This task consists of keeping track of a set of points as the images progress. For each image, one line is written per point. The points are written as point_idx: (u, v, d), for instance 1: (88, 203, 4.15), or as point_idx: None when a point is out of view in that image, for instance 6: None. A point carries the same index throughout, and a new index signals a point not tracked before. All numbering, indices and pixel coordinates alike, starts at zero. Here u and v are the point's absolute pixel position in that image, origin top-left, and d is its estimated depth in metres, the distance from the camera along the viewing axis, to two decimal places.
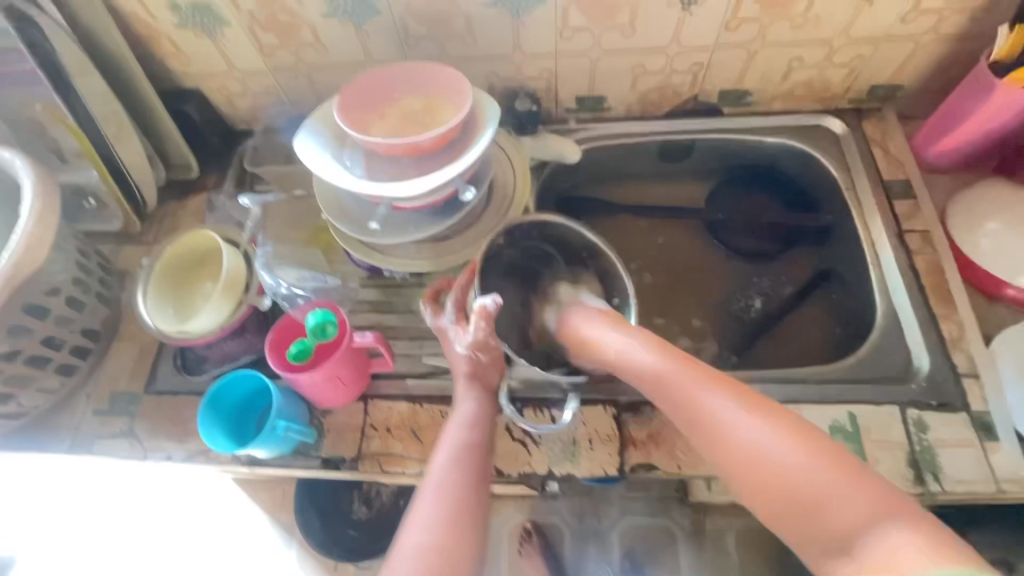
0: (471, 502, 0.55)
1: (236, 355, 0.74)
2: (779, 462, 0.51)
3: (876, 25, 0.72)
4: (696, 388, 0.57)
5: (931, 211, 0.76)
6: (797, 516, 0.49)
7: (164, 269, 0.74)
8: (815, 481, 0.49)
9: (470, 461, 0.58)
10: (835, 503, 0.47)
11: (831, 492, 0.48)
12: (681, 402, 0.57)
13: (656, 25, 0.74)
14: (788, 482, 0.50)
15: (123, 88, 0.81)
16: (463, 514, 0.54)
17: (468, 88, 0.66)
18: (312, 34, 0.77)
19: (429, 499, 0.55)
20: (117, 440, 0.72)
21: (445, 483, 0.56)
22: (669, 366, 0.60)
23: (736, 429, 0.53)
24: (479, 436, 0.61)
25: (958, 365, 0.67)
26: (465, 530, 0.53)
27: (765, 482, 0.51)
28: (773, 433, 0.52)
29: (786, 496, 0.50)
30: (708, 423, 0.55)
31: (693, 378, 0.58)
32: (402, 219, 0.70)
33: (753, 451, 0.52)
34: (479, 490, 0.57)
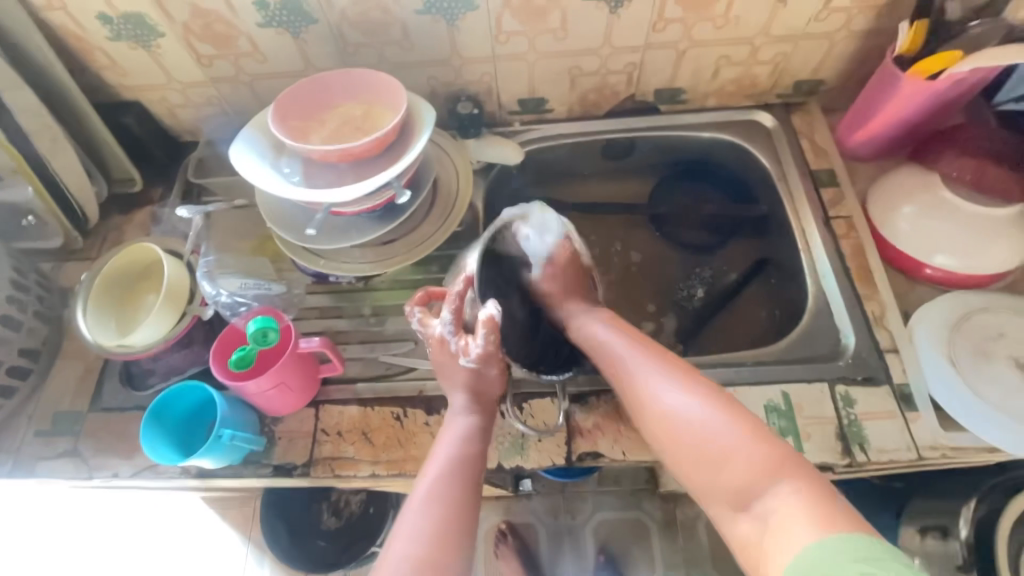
0: (455, 507, 0.57)
1: (183, 367, 0.73)
2: (696, 433, 0.58)
3: (793, 24, 0.77)
4: (644, 371, 0.63)
5: (854, 198, 0.80)
6: (702, 470, 0.57)
7: (106, 283, 0.73)
8: (730, 449, 0.56)
9: (457, 479, 0.59)
10: (739, 465, 0.55)
11: (746, 462, 0.55)
12: (621, 376, 0.65)
13: (587, 28, 0.77)
14: (709, 454, 0.56)
15: (57, 103, 0.79)
16: (452, 520, 0.56)
17: (404, 94, 0.67)
18: (249, 44, 0.77)
19: (415, 504, 0.57)
20: (62, 460, 0.71)
21: (431, 499, 0.57)
22: (630, 350, 0.66)
23: (666, 404, 0.60)
24: (471, 441, 0.63)
25: (881, 341, 0.71)
26: (448, 536, 0.55)
27: (677, 442, 0.58)
28: (699, 406, 0.59)
29: (705, 465, 0.57)
30: (647, 399, 0.61)
31: (642, 361, 0.64)
32: (344, 223, 0.71)
33: (672, 419, 0.59)
34: (469, 497, 0.58)
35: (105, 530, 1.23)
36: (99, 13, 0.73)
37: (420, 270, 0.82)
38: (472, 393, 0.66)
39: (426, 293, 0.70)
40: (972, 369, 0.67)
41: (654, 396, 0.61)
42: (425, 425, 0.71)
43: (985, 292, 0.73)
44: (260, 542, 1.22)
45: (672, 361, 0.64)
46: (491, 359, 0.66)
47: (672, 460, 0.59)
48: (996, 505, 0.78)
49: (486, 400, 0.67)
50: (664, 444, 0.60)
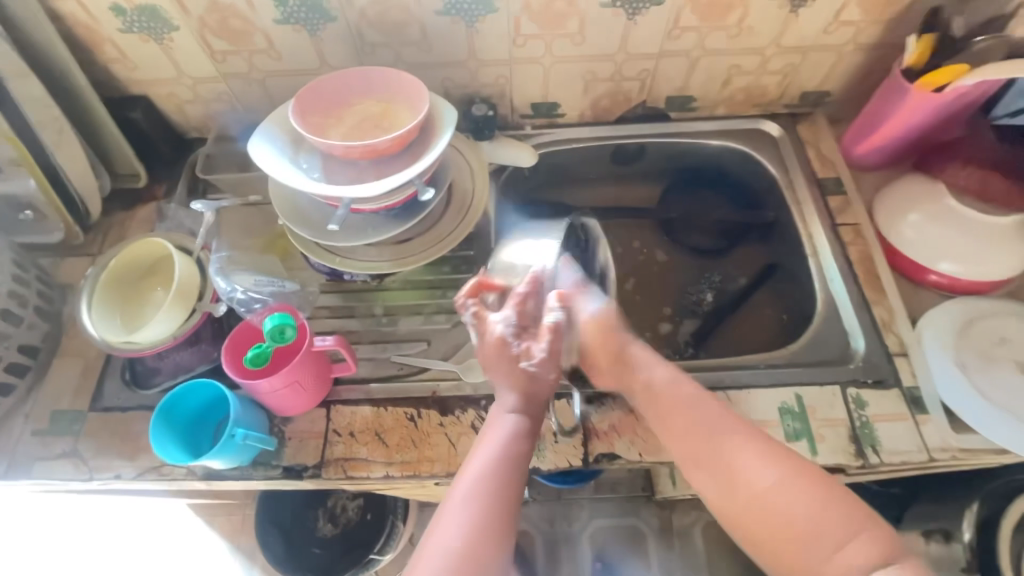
0: (498, 508, 0.55)
1: (190, 366, 0.71)
2: (783, 515, 0.53)
3: (803, 35, 0.79)
4: (720, 430, 0.59)
5: (860, 206, 0.82)
6: (782, 548, 0.53)
7: (112, 278, 0.71)
8: (813, 528, 0.52)
9: (500, 474, 0.57)
10: (836, 543, 0.51)
11: (830, 546, 0.51)
12: (686, 432, 0.60)
13: (603, 34, 0.78)
14: (793, 536, 0.52)
15: (63, 94, 0.78)
16: (495, 522, 0.54)
17: (426, 93, 0.67)
18: (264, 40, 0.77)
19: (457, 502, 0.55)
20: (60, 461, 0.69)
21: (472, 496, 0.55)
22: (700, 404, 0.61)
23: (747, 481, 0.55)
24: (516, 438, 0.60)
25: (890, 345, 0.72)
26: (488, 538, 0.53)
27: (764, 518, 0.54)
28: (776, 473, 0.55)
29: (789, 549, 0.52)
30: (729, 466, 0.56)
31: (717, 421, 0.59)
32: (361, 222, 0.70)
33: (768, 498, 0.54)
34: (512, 497, 0.56)
35: (86, 540, 1.19)
36: (114, 5, 0.71)
37: (433, 271, 0.81)
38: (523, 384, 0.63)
39: (477, 284, 0.68)
40: (979, 373, 0.69)
41: (734, 467, 0.56)
42: (440, 425, 0.70)
43: (989, 298, 0.75)
44: (250, 551, 1.19)
45: (743, 426, 0.59)
46: (552, 364, 0.63)
47: (750, 535, 0.55)
48: (997, 509, 0.80)
49: (536, 401, 0.63)
50: (742, 524, 0.55)
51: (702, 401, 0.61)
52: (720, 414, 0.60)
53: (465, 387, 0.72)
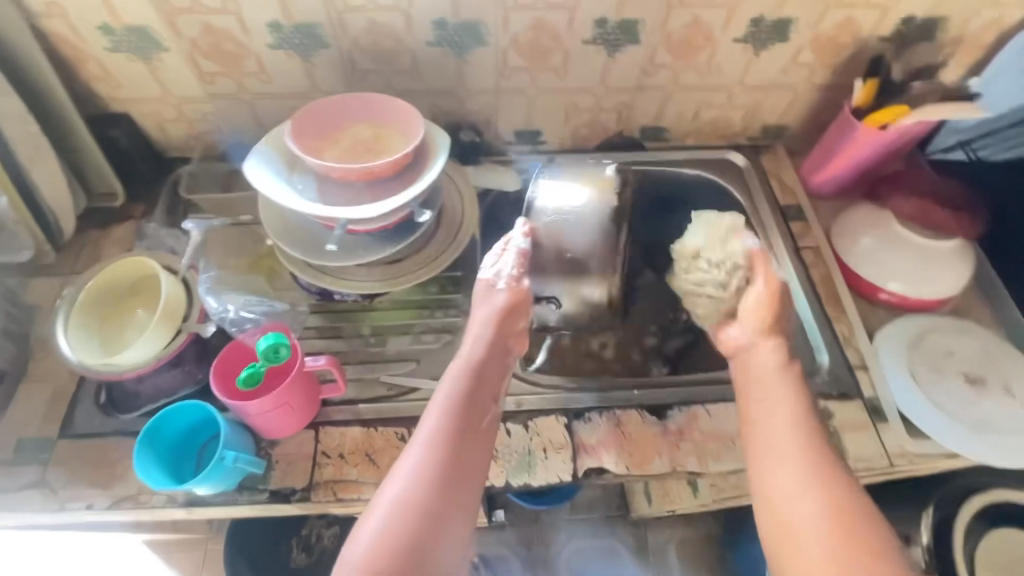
0: (451, 453, 0.58)
1: (171, 389, 0.69)
2: (819, 545, 0.54)
3: (765, 75, 0.86)
4: (798, 456, 0.59)
5: (819, 231, 0.90)
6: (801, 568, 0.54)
7: (90, 298, 0.69)
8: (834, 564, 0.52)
9: (459, 420, 0.60)
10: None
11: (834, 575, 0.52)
12: (764, 447, 0.61)
13: (585, 68, 0.83)
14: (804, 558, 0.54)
15: (42, 110, 0.76)
16: (446, 471, 0.57)
17: (420, 121, 0.69)
18: (255, 63, 0.78)
19: (415, 453, 0.58)
20: (25, 492, 0.65)
21: (433, 440, 0.59)
22: (796, 424, 0.61)
23: (790, 506, 0.56)
24: (474, 386, 0.63)
25: (851, 359, 0.78)
26: (432, 484, 0.56)
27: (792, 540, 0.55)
28: (826, 508, 0.55)
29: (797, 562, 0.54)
30: (787, 488, 0.57)
31: (798, 444, 0.59)
32: (353, 241, 0.71)
33: (805, 525, 0.55)
34: (467, 446, 0.59)
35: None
36: (103, 24, 0.71)
37: (420, 291, 0.83)
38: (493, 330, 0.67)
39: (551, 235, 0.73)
40: (931, 384, 0.75)
41: (789, 488, 0.57)
42: None
43: (936, 315, 0.82)
44: None
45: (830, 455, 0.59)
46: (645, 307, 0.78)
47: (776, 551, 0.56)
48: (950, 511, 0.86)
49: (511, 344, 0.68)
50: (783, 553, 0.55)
51: (812, 426, 0.61)
52: (810, 431, 0.61)
53: None
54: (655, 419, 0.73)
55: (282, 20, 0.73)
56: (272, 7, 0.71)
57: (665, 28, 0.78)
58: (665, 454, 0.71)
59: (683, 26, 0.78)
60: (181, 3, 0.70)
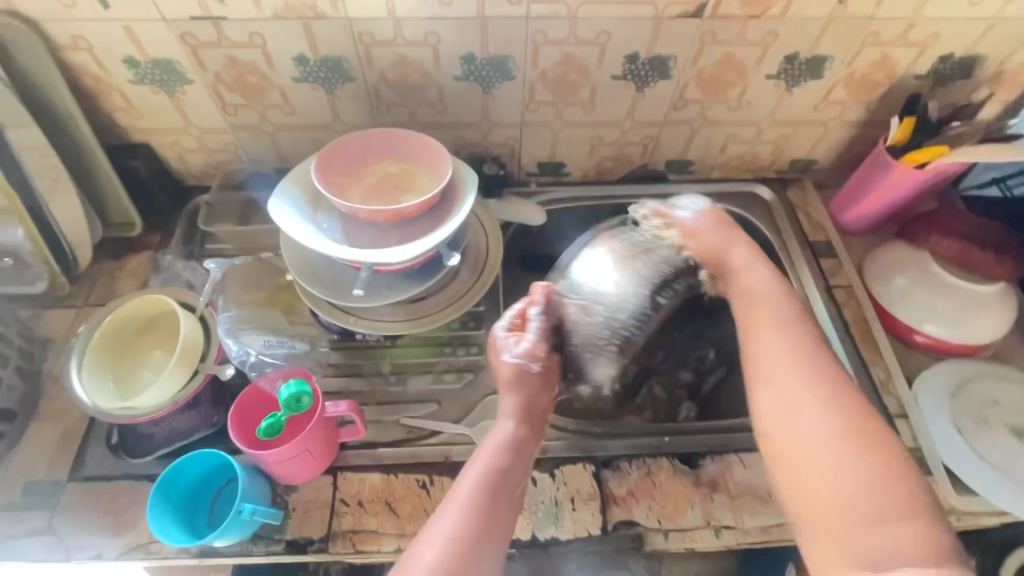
0: (489, 520, 0.52)
1: (188, 431, 0.67)
2: (821, 475, 0.49)
3: (796, 110, 0.84)
4: (798, 381, 0.54)
5: (851, 269, 0.87)
6: (832, 514, 0.48)
7: (105, 336, 0.67)
8: (848, 485, 0.48)
9: (495, 483, 0.55)
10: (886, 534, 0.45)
11: (866, 521, 0.46)
12: (771, 366, 0.56)
13: (613, 102, 0.81)
14: (829, 497, 0.48)
15: (62, 141, 0.75)
16: (480, 533, 0.52)
17: (448, 159, 0.67)
18: (279, 95, 0.76)
19: (447, 515, 0.52)
20: (32, 539, 0.62)
21: (473, 500, 0.53)
22: (789, 352, 0.56)
23: (804, 421, 0.52)
24: (513, 460, 0.58)
25: (890, 407, 0.75)
26: (469, 549, 0.50)
27: (813, 493, 0.49)
28: (825, 431, 0.51)
29: (836, 517, 0.47)
30: (803, 419, 0.52)
31: (792, 364, 0.55)
32: (377, 280, 0.69)
33: (790, 436, 0.52)
34: (500, 515, 0.54)
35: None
36: (128, 57, 0.70)
37: (441, 327, 0.80)
38: (530, 394, 0.62)
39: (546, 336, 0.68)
40: (976, 435, 0.72)
41: (797, 427, 0.52)
42: None
43: (975, 360, 0.79)
44: None
45: (827, 364, 0.55)
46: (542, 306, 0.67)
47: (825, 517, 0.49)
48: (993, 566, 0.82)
49: (534, 412, 0.62)
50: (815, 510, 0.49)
51: (812, 351, 0.56)
52: (822, 370, 0.54)
53: None
54: (686, 468, 0.70)
55: (308, 54, 0.72)
56: (298, 42, 0.70)
57: (697, 64, 0.76)
58: (697, 506, 0.67)
59: (715, 62, 0.76)
60: (207, 37, 0.69)
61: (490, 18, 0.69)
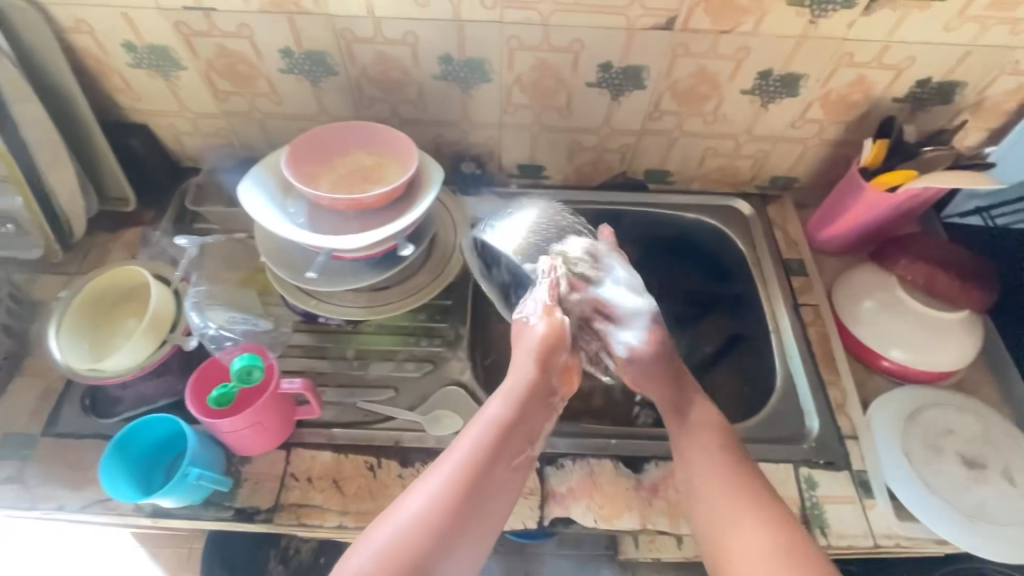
0: (470, 492, 0.57)
1: (152, 397, 0.71)
2: (711, 499, 0.60)
3: (773, 127, 0.85)
4: (694, 413, 0.66)
5: (821, 288, 0.87)
6: (715, 528, 0.58)
7: (85, 302, 0.72)
8: (742, 511, 0.57)
9: (482, 454, 0.59)
10: (747, 544, 0.55)
11: (741, 525, 0.57)
12: (667, 394, 0.68)
13: (589, 109, 0.83)
14: (738, 543, 0.56)
15: (64, 117, 0.80)
16: (457, 506, 0.56)
17: (416, 154, 0.70)
18: (267, 85, 0.80)
19: (434, 475, 0.58)
20: (1, 486, 0.66)
21: (457, 470, 0.58)
22: (679, 394, 0.68)
23: (686, 439, 0.64)
24: (508, 428, 0.61)
25: (843, 428, 0.75)
26: (444, 517, 0.55)
27: (701, 495, 0.60)
28: (710, 447, 0.63)
29: (713, 531, 0.58)
30: (678, 437, 0.65)
31: (686, 394, 0.68)
32: (340, 267, 0.72)
33: (692, 457, 0.63)
34: (491, 483, 0.58)
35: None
36: (126, 42, 0.75)
37: (408, 318, 0.83)
38: (537, 366, 0.66)
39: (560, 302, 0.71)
40: (926, 462, 0.72)
41: (688, 442, 0.64)
42: (399, 477, 0.70)
43: (936, 388, 0.78)
44: None
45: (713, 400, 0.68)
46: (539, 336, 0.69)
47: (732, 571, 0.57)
48: None
49: (537, 389, 0.65)
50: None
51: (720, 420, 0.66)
52: (686, 387, 0.69)
53: (428, 439, 0.72)
54: (629, 472, 0.71)
55: (293, 47, 0.75)
56: (283, 35, 0.74)
57: (671, 76, 0.78)
58: (635, 510, 0.69)
59: (689, 74, 0.77)
60: (199, 26, 0.73)
61: (466, 21, 0.71)
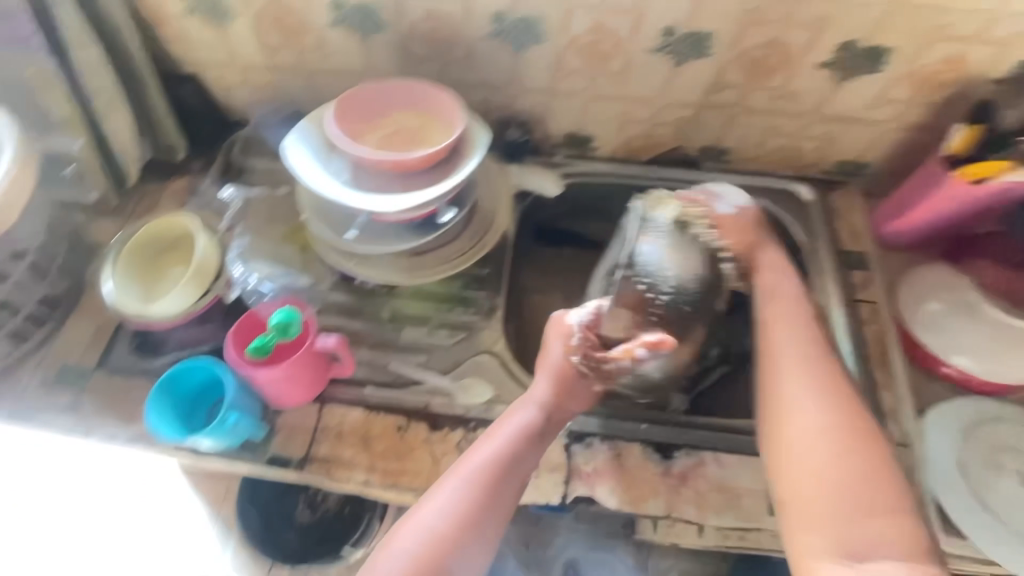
0: (484, 501, 0.60)
1: (195, 343, 0.73)
2: (815, 466, 0.57)
3: (847, 106, 0.78)
4: (807, 379, 0.62)
5: (883, 284, 0.81)
6: (814, 500, 0.56)
7: (136, 247, 0.74)
8: (846, 481, 0.56)
9: (498, 465, 0.61)
10: (867, 522, 0.54)
11: (856, 509, 0.55)
12: (772, 362, 0.64)
13: (647, 77, 0.78)
14: (833, 515, 0.55)
15: (121, 63, 0.81)
16: (472, 514, 0.59)
17: (461, 117, 0.68)
18: (316, 38, 0.79)
19: (448, 487, 0.60)
20: (60, 413, 0.71)
21: (472, 479, 0.60)
22: (794, 360, 0.63)
23: (798, 402, 0.61)
24: (524, 443, 0.64)
25: (891, 434, 0.71)
26: (461, 522, 0.58)
27: (797, 461, 0.58)
28: (822, 417, 0.59)
29: (816, 499, 0.56)
30: (784, 402, 0.61)
31: (800, 361, 0.63)
32: (380, 229, 0.72)
33: (800, 421, 0.60)
34: (504, 492, 0.61)
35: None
36: None
37: (444, 285, 0.82)
38: (554, 388, 0.68)
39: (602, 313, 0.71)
40: (981, 478, 0.67)
41: (794, 404, 0.61)
42: (426, 440, 0.70)
43: (1002, 401, 0.73)
44: None
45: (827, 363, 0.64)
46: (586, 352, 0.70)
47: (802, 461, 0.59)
48: None
49: (554, 410, 0.67)
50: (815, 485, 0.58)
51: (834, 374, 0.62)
52: (804, 355, 0.63)
53: (456, 407, 0.73)
54: (658, 458, 0.69)
55: None
56: None
57: (739, 45, 0.72)
58: (661, 496, 0.67)
59: (760, 43, 0.71)
60: None
61: None
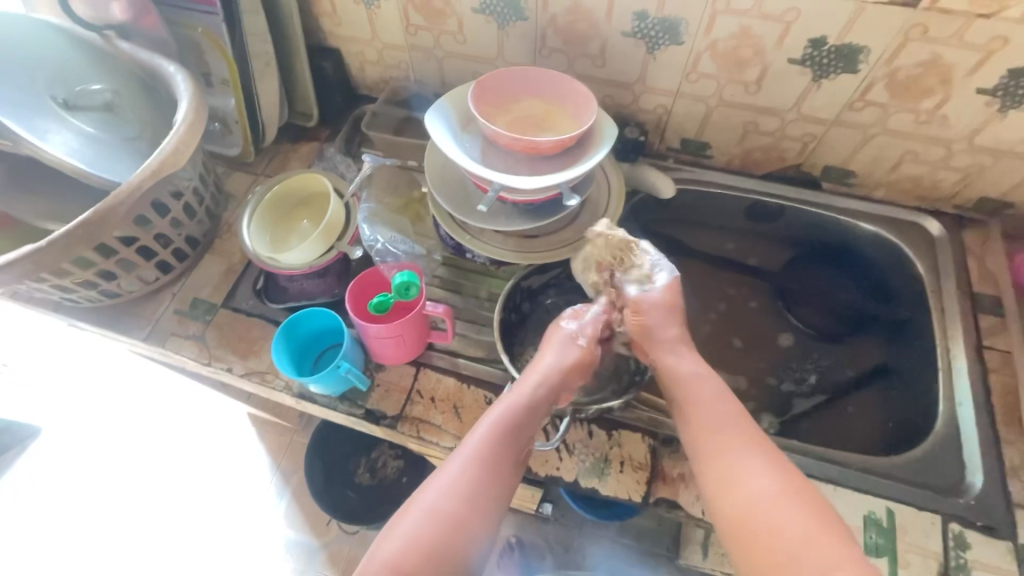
0: (490, 481, 0.58)
1: (312, 294, 0.79)
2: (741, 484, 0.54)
3: (1003, 139, 0.73)
4: (707, 396, 0.61)
5: (1018, 335, 0.75)
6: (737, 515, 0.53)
7: (272, 200, 0.80)
8: (755, 490, 0.53)
9: (502, 446, 0.59)
10: (776, 522, 0.51)
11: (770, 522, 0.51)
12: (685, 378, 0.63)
13: (782, 89, 0.76)
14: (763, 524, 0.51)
15: (277, 32, 0.88)
16: (477, 496, 0.57)
17: (593, 111, 0.69)
18: (456, 24, 0.82)
19: (461, 455, 0.59)
20: (188, 341, 0.78)
21: (478, 459, 0.58)
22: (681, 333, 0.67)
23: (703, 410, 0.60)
24: (511, 428, 0.61)
25: (1013, 493, 0.65)
26: (466, 506, 0.56)
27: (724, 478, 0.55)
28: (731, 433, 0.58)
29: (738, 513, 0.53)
30: (702, 419, 0.60)
31: (694, 366, 0.64)
32: (498, 208, 0.74)
33: (710, 430, 0.58)
34: (504, 477, 0.59)
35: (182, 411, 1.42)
36: None
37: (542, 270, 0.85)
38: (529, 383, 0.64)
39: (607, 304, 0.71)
40: None
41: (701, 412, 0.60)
42: None
43: None
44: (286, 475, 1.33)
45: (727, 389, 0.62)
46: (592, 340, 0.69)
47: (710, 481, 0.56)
48: None
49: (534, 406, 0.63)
50: (747, 557, 0.52)
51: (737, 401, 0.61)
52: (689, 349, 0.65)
53: None
54: None
55: None
56: None
57: (894, 62, 0.69)
58: None
59: (918, 62, 0.68)
60: None
61: None
